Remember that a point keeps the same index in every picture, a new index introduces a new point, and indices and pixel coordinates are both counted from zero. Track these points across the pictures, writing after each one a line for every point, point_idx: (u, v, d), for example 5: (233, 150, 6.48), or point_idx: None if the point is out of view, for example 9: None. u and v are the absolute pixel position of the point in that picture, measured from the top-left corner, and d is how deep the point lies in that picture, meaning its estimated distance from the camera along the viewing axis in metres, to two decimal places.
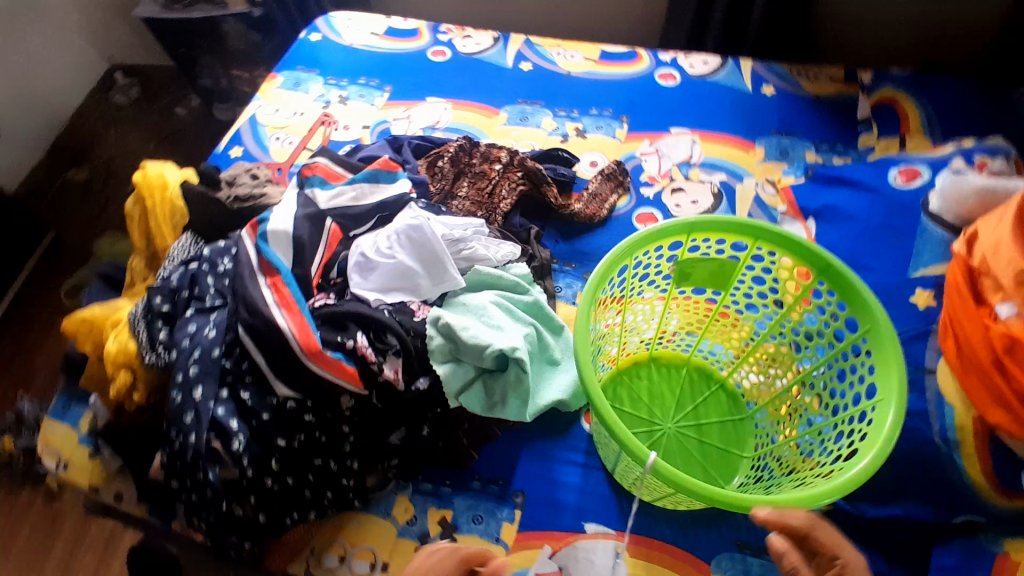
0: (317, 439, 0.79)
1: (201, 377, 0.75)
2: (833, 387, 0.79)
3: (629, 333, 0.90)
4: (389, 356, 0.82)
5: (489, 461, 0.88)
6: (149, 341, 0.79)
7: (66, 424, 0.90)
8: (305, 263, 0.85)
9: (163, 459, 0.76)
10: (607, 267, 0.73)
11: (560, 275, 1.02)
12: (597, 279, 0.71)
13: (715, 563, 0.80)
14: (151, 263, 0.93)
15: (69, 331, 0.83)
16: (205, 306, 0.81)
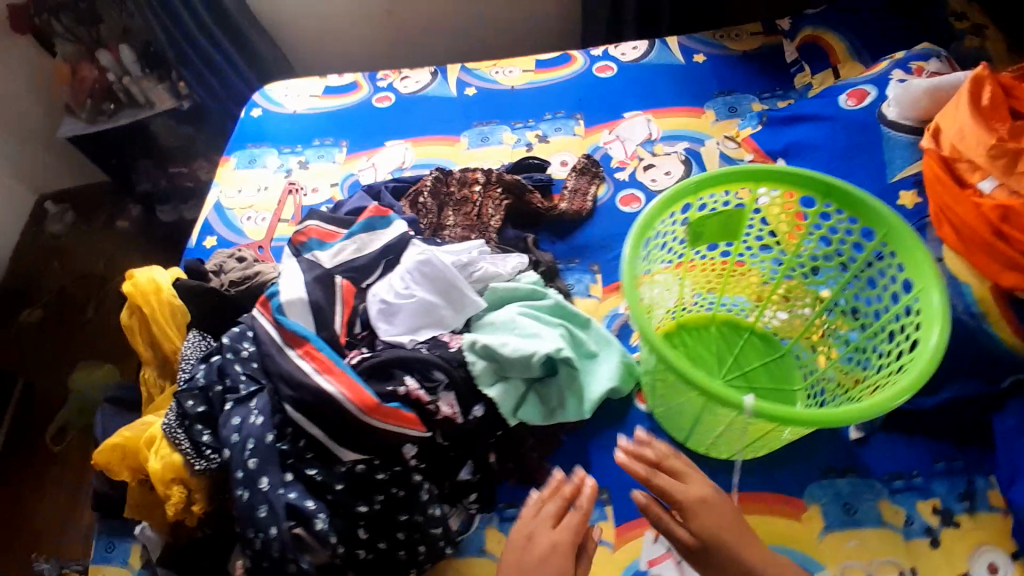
0: (395, 496, 0.75)
1: (262, 467, 0.72)
2: (864, 302, 0.83)
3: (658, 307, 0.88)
4: (441, 391, 0.80)
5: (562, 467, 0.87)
6: (195, 447, 0.75)
7: (115, 564, 0.83)
8: (329, 323, 0.83)
9: (244, 564, 0.73)
10: (639, 234, 0.73)
11: (568, 273, 1.02)
12: (631, 254, 0.71)
13: (808, 495, 0.84)
14: (164, 371, 0.90)
15: (101, 463, 0.79)
16: (242, 394, 0.77)
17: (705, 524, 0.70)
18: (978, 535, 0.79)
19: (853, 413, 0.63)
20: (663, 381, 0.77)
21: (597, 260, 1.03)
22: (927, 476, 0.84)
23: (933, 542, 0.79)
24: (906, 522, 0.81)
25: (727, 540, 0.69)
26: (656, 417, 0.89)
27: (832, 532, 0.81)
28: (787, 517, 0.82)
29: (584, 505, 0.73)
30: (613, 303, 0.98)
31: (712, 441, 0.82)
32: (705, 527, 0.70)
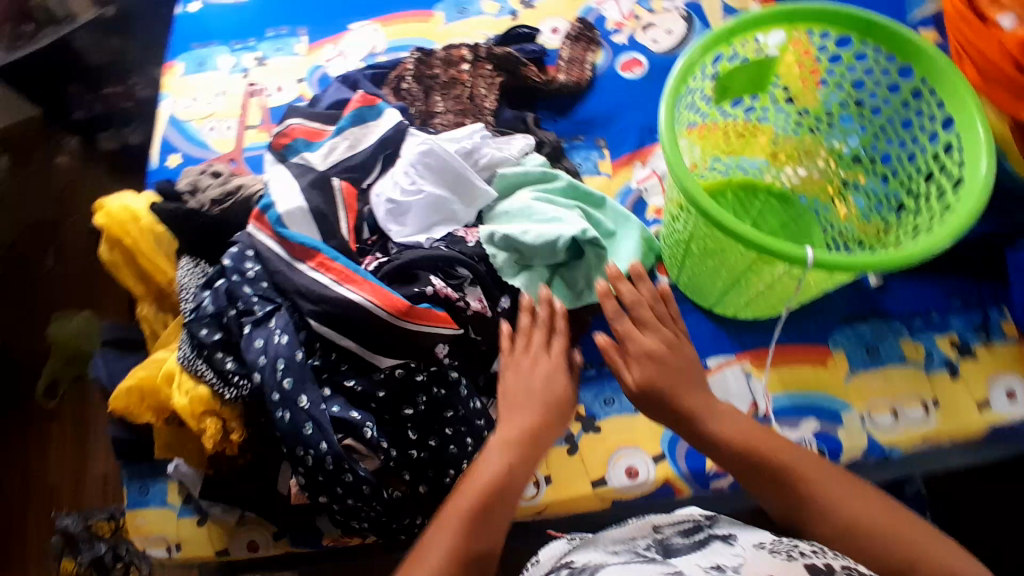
0: (438, 395, 0.73)
1: (299, 384, 0.69)
2: (890, 150, 0.82)
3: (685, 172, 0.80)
4: (467, 287, 0.77)
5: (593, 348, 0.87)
6: (221, 375, 0.71)
7: (154, 505, 0.81)
8: (336, 231, 0.76)
9: (298, 481, 0.71)
10: (675, 88, 0.68)
11: (574, 151, 0.97)
12: (668, 119, 0.66)
13: (833, 343, 0.84)
14: (162, 304, 0.83)
15: (121, 408, 0.74)
16: (258, 316, 0.72)
17: (648, 375, 0.73)
18: (994, 364, 0.82)
19: (901, 259, 0.61)
20: (704, 249, 0.76)
21: (603, 135, 0.98)
22: (943, 313, 0.85)
23: (953, 373, 0.82)
24: (926, 357, 0.83)
25: (671, 389, 0.72)
26: (679, 287, 0.88)
27: (857, 374, 0.82)
28: (815, 364, 0.83)
29: (562, 326, 0.77)
30: (623, 178, 0.95)
31: (738, 305, 0.82)
32: (648, 377, 0.73)
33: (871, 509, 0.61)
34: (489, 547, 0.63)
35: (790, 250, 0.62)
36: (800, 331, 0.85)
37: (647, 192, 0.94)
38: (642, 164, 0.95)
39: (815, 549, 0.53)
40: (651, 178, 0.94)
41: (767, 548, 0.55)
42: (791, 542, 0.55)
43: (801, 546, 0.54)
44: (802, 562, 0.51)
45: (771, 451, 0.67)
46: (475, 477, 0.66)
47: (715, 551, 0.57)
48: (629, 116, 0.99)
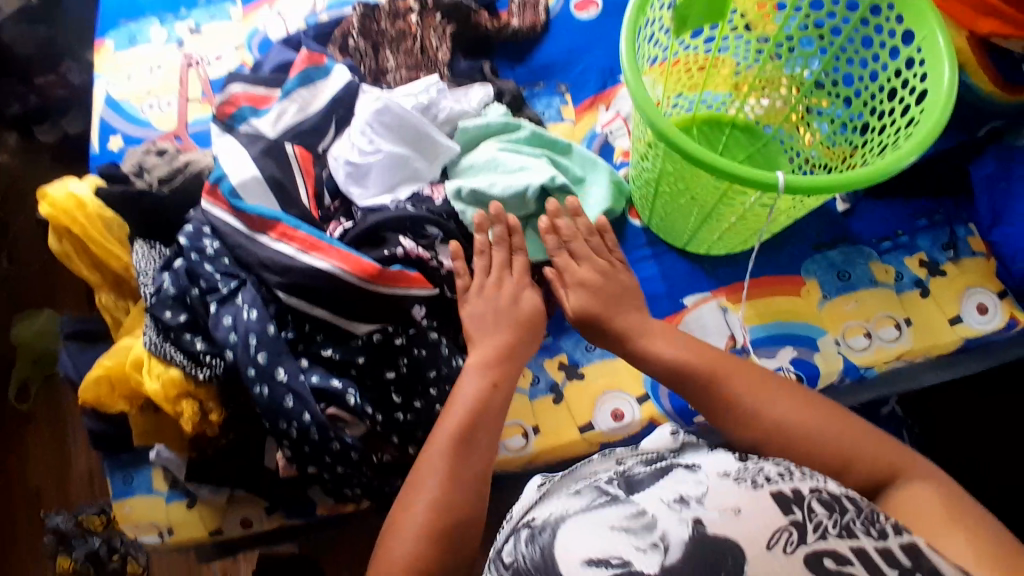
0: (418, 357, 0.72)
1: (274, 358, 0.67)
2: (851, 70, 0.80)
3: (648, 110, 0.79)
4: (439, 245, 0.75)
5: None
6: (190, 357, 0.69)
7: (140, 493, 0.80)
8: (296, 201, 0.74)
9: (285, 455, 0.70)
10: (634, 19, 0.66)
11: (535, 99, 0.95)
12: (630, 54, 0.65)
13: (806, 272, 0.85)
14: (122, 291, 0.80)
15: (90, 400, 0.72)
16: (224, 293, 0.70)
17: (583, 301, 0.73)
18: (964, 280, 0.83)
19: (868, 175, 0.60)
20: (673, 186, 0.74)
21: (563, 80, 0.96)
22: (911, 233, 0.86)
23: (924, 292, 0.83)
24: (897, 277, 0.84)
25: (607, 312, 0.73)
26: (650, 228, 0.87)
27: (831, 300, 0.83)
28: (789, 293, 0.84)
29: (521, 244, 0.76)
30: (588, 123, 0.93)
31: (710, 242, 0.82)
32: (583, 304, 0.73)
33: (789, 408, 0.60)
34: (476, 472, 0.61)
35: (760, 175, 0.60)
36: (776, 264, 0.86)
37: (612, 135, 0.92)
38: (605, 107, 0.94)
39: (780, 472, 0.48)
40: (616, 120, 0.93)
41: (731, 476, 0.48)
42: (753, 464, 0.49)
43: (766, 470, 0.47)
44: (768, 492, 0.45)
45: (709, 365, 0.65)
46: (457, 402, 0.64)
47: (679, 476, 0.49)
48: (588, 59, 0.96)
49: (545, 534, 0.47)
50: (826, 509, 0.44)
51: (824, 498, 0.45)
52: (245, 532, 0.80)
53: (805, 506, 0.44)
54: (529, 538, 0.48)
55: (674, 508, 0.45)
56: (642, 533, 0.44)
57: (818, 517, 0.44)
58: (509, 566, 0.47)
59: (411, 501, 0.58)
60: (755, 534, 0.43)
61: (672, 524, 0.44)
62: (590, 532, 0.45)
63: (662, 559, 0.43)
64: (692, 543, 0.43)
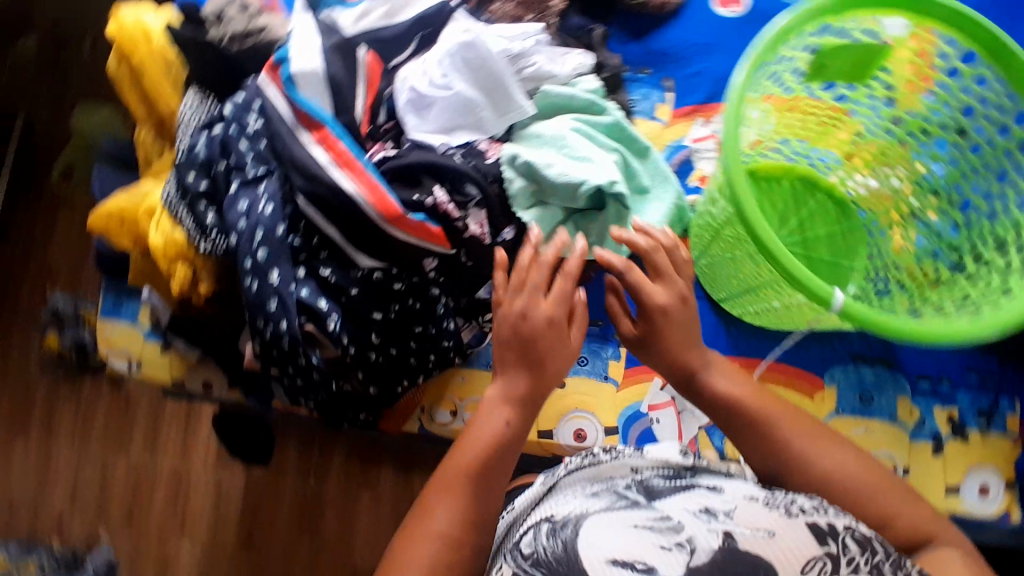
0: (411, 307, 0.72)
1: (273, 259, 0.67)
2: (973, 196, 0.70)
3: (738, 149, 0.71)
4: (471, 209, 0.72)
5: (587, 303, 0.83)
6: (198, 226, 0.68)
7: (123, 321, 0.85)
8: (349, 108, 0.71)
9: (254, 349, 0.70)
10: (757, 58, 0.58)
11: (634, 86, 0.87)
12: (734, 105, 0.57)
13: (829, 377, 0.80)
14: (161, 133, 0.79)
15: (98, 228, 0.72)
16: (249, 177, 0.68)
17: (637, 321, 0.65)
18: (981, 455, 0.77)
19: (930, 333, 0.55)
20: (728, 244, 0.68)
21: (671, 76, 0.87)
22: (954, 384, 0.79)
23: (936, 448, 0.77)
24: (917, 422, 0.78)
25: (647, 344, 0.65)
26: (696, 268, 0.81)
27: (841, 415, 0.79)
28: (804, 392, 0.80)
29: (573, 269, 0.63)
30: (678, 131, 0.85)
31: (747, 309, 0.77)
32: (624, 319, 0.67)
33: (844, 458, 0.58)
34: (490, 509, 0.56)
35: (816, 284, 0.54)
36: (801, 356, 0.80)
37: (697, 154, 0.85)
38: (702, 122, 0.86)
39: (813, 506, 0.51)
40: (709, 139, 0.85)
41: (762, 500, 0.51)
42: (786, 494, 0.52)
43: (799, 502, 0.51)
44: (803, 521, 0.49)
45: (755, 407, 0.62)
46: (484, 427, 0.59)
47: (704, 494, 0.53)
48: (707, 62, 0.87)
49: (568, 531, 0.51)
50: (859, 548, 0.47)
51: (856, 536, 0.48)
52: (204, 392, 0.84)
53: (840, 541, 0.47)
54: (549, 533, 0.52)
55: (705, 518, 0.49)
56: (668, 534, 0.48)
57: (850, 553, 0.47)
58: (528, 558, 0.51)
59: (424, 528, 0.54)
60: (789, 558, 0.46)
61: (700, 532, 0.48)
62: (612, 529, 0.49)
63: (687, 560, 0.47)
64: (719, 552, 0.46)
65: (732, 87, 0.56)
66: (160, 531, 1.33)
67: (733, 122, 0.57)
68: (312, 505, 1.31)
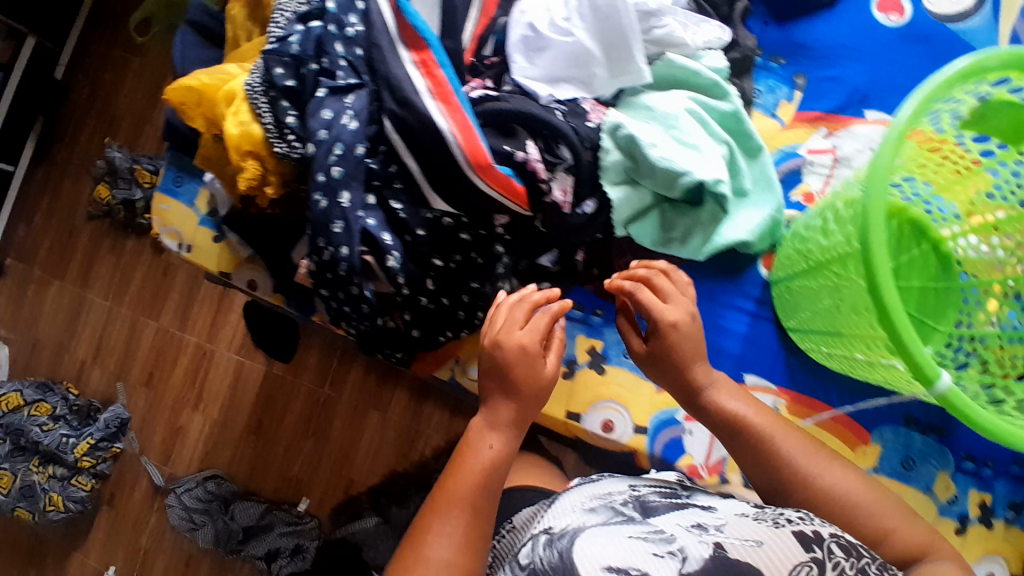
0: (472, 261, 0.69)
1: (346, 180, 0.63)
2: None
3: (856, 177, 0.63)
4: (560, 172, 0.67)
5: None
6: (277, 125, 0.65)
7: (182, 202, 0.84)
8: (456, 33, 0.65)
9: (308, 266, 0.68)
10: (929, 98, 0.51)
11: (761, 74, 0.79)
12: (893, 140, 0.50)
13: (877, 434, 0.75)
14: (255, 14, 0.73)
15: (173, 100, 0.68)
16: (338, 85, 0.64)
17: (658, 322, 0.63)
18: (1001, 546, 0.74)
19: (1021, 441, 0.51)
20: (821, 281, 0.62)
21: (804, 72, 0.79)
22: (997, 471, 0.75)
23: (959, 529, 0.74)
24: (950, 499, 0.74)
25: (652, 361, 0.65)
26: (773, 289, 0.76)
27: (877, 475, 0.75)
28: (845, 442, 0.75)
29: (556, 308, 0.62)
30: (795, 137, 0.78)
31: (817, 347, 0.71)
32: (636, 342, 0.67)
33: (847, 477, 0.56)
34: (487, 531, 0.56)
35: (922, 356, 0.49)
36: (852, 404, 0.76)
37: (810, 167, 0.78)
38: (825, 133, 0.78)
39: (801, 517, 0.50)
40: (826, 154, 0.78)
41: (751, 516, 0.51)
42: (773, 509, 0.52)
43: (787, 513, 0.50)
44: (790, 530, 0.48)
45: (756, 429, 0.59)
46: (473, 459, 0.58)
47: (696, 513, 0.53)
48: (848, 66, 0.78)
49: (565, 541, 0.52)
50: (844, 553, 0.47)
51: (841, 542, 0.48)
52: (247, 290, 0.84)
53: (825, 547, 0.47)
54: (549, 542, 0.53)
55: (695, 531, 0.48)
56: (660, 543, 0.47)
57: (836, 558, 0.46)
58: (528, 565, 0.52)
59: (427, 551, 0.53)
60: (778, 563, 0.45)
61: (691, 542, 0.48)
62: (605, 540, 0.49)
63: (679, 566, 0.45)
64: (711, 560, 0.45)
65: (898, 117, 0.50)
66: (175, 400, 1.38)
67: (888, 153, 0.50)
68: (321, 409, 1.34)
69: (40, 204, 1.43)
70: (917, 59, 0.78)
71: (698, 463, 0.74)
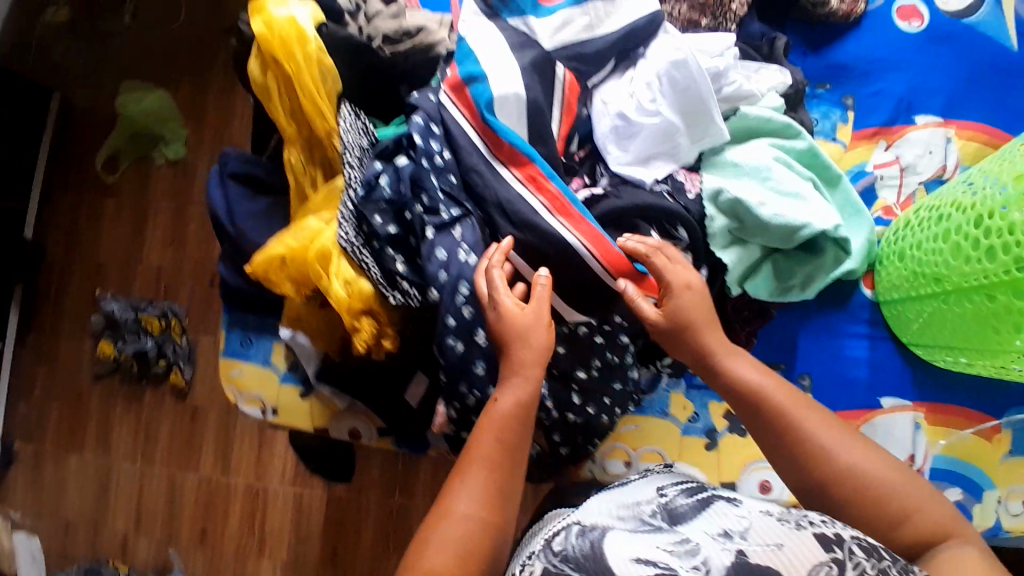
0: (610, 362, 0.65)
1: (479, 318, 0.59)
2: None
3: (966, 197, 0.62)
4: (679, 252, 0.65)
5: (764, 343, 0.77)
6: (388, 274, 0.61)
7: (254, 363, 0.78)
8: (547, 139, 0.62)
9: (446, 412, 0.64)
10: None
11: (813, 102, 0.81)
12: None
13: (1005, 419, 0.76)
14: (312, 156, 0.70)
15: (259, 272, 0.64)
16: (443, 220, 0.60)
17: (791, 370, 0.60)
18: None
19: None
20: (959, 303, 0.64)
21: (852, 92, 0.81)
22: None
23: None
24: None
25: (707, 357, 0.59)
26: (882, 307, 0.76)
27: (1013, 458, 0.75)
28: (980, 437, 0.75)
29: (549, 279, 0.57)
30: (860, 155, 0.79)
31: (947, 359, 0.72)
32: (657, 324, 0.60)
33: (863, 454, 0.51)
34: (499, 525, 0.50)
35: None
36: (977, 398, 0.76)
37: (882, 181, 0.79)
38: (885, 145, 0.79)
39: (823, 519, 0.46)
40: (893, 165, 0.79)
41: (774, 515, 0.47)
42: (797, 510, 0.48)
43: (810, 515, 0.46)
44: (810, 532, 0.44)
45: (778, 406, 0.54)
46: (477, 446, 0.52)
47: (721, 512, 0.48)
48: (889, 78, 0.81)
49: (596, 532, 0.48)
50: (865, 553, 0.42)
51: (864, 544, 0.43)
52: (350, 439, 0.77)
53: (845, 548, 0.43)
54: (579, 534, 0.48)
55: (718, 538, 0.45)
56: (686, 556, 0.44)
57: (856, 558, 0.42)
58: (556, 555, 0.46)
59: (451, 504, 0.49)
60: (797, 564, 0.42)
61: (714, 551, 0.44)
62: (634, 542, 0.45)
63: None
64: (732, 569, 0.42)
65: None
66: (237, 549, 1.27)
67: None
68: (396, 519, 1.25)
69: (36, 375, 1.32)
70: (946, 60, 0.81)
71: None
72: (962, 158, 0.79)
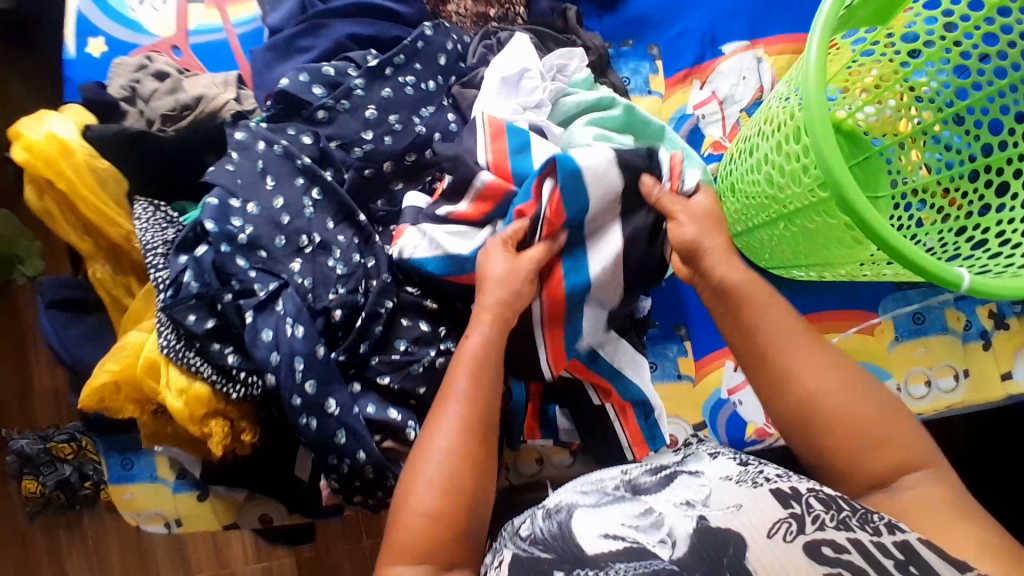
0: None
1: (324, 385, 0.58)
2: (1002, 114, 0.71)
3: (768, 117, 0.63)
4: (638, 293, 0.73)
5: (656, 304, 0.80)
6: (222, 371, 0.58)
7: (142, 481, 0.73)
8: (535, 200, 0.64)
9: (329, 484, 0.62)
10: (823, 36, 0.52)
11: (621, 59, 0.80)
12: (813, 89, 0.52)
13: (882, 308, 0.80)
14: (121, 263, 0.66)
15: (91, 405, 0.60)
16: (260, 298, 0.58)
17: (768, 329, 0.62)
18: None
19: None
20: (791, 225, 0.63)
21: (655, 40, 0.80)
22: None
23: (985, 345, 0.79)
24: (965, 326, 0.80)
25: None
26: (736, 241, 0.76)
27: (901, 342, 0.79)
28: (864, 331, 0.79)
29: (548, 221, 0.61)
30: (678, 101, 0.79)
31: (802, 272, 0.73)
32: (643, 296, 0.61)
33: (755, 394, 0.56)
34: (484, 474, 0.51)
35: (938, 267, 0.53)
36: (848, 301, 0.80)
37: (704, 120, 0.78)
38: (700, 84, 0.79)
39: (779, 474, 0.45)
40: (710, 101, 0.78)
41: (732, 478, 0.45)
42: (753, 467, 0.46)
43: (765, 471, 0.45)
44: (768, 489, 0.42)
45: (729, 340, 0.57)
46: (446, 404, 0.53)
47: (682, 481, 0.45)
48: (688, 16, 0.81)
49: (564, 512, 0.44)
50: (823, 505, 0.41)
51: (820, 495, 0.42)
52: (263, 525, 0.75)
53: (802, 501, 0.41)
54: (546, 516, 0.45)
55: (681, 505, 0.42)
56: (650, 528, 0.41)
57: (815, 511, 0.40)
58: (526, 539, 0.43)
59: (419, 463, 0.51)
60: (757, 522, 0.40)
61: (677, 517, 0.41)
62: (598, 521, 0.42)
63: (671, 552, 0.39)
64: (698, 535, 0.40)
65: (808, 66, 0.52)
66: None
67: (812, 96, 0.52)
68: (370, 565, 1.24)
69: None
70: None
71: (763, 424, 0.76)
72: (775, 72, 0.78)
